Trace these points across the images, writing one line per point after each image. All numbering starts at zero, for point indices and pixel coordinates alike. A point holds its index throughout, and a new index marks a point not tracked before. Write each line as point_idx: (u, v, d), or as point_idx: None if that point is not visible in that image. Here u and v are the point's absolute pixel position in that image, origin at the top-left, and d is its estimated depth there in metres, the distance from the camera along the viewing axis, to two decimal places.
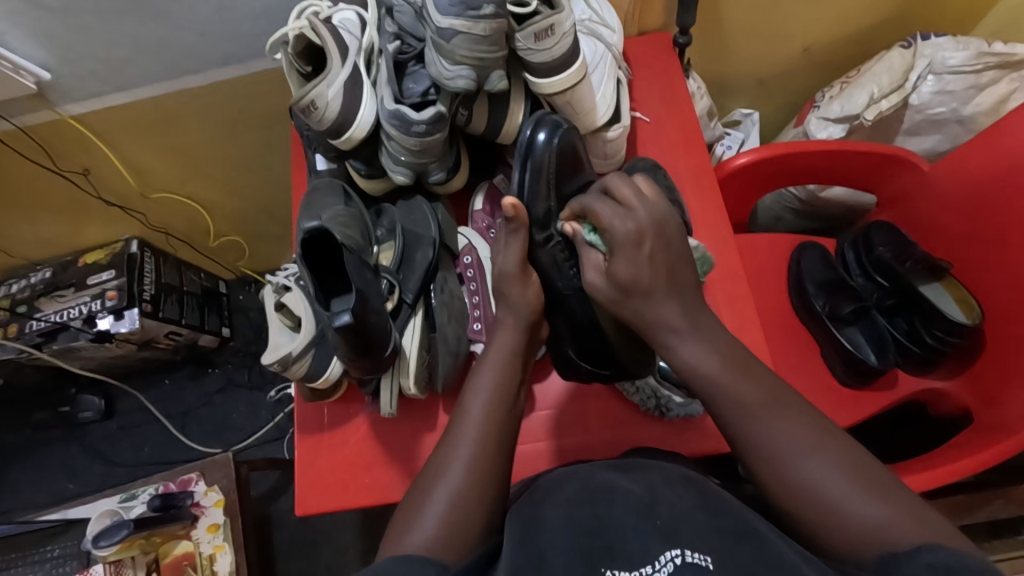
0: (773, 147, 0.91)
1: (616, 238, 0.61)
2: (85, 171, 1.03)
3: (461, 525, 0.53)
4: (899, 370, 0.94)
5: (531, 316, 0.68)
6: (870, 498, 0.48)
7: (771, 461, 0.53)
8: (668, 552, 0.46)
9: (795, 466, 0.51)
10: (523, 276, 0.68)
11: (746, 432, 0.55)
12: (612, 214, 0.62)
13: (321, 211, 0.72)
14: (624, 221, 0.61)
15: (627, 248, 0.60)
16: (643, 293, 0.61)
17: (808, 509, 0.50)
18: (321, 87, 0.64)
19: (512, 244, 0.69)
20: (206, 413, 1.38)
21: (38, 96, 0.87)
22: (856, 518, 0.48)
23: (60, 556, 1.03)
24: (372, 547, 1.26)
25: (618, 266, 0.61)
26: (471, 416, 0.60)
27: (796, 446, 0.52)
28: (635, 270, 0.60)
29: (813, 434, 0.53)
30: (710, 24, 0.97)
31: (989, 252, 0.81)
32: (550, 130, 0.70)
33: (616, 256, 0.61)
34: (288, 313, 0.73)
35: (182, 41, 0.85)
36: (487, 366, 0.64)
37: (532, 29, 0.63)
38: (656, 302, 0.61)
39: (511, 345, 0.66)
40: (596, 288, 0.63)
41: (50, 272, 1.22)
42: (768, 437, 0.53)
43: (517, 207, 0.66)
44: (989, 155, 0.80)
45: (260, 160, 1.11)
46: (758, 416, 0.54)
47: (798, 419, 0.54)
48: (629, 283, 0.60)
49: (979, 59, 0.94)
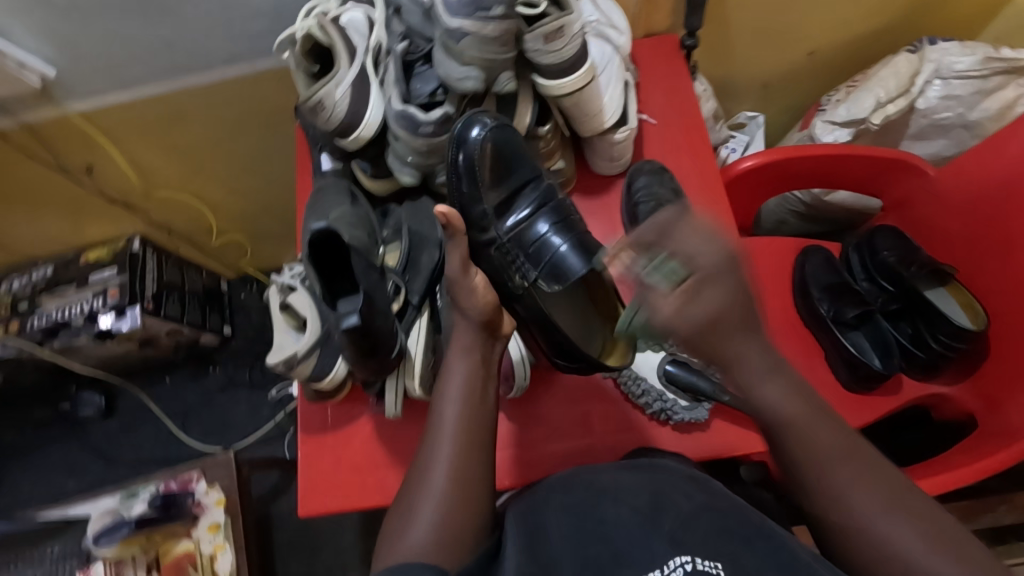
0: (779, 150, 0.90)
1: (704, 270, 0.54)
2: (88, 168, 1.03)
3: (451, 530, 0.53)
4: (904, 376, 0.93)
5: (483, 318, 0.62)
6: (940, 553, 0.50)
7: (838, 511, 0.54)
8: (679, 558, 0.47)
9: (870, 521, 0.52)
10: (468, 278, 0.62)
11: (821, 482, 0.55)
12: (697, 247, 0.54)
13: (328, 211, 0.72)
14: (711, 250, 0.54)
15: (711, 283, 0.54)
16: (726, 329, 0.55)
17: (884, 564, 0.51)
18: (329, 87, 0.64)
19: (453, 253, 0.62)
20: (207, 411, 1.38)
21: (42, 93, 0.87)
22: (930, 572, 0.49)
23: (60, 554, 1.02)
24: (372, 548, 1.26)
25: (703, 301, 0.53)
26: (444, 419, 0.59)
27: (868, 501, 0.53)
28: (723, 303, 0.54)
29: (883, 486, 0.54)
30: (716, 27, 0.97)
31: (993, 258, 0.81)
32: (489, 124, 0.68)
33: (702, 287, 0.54)
34: (292, 313, 0.73)
35: (188, 40, 0.85)
36: (452, 365, 0.62)
37: (542, 31, 0.62)
38: (737, 336, 0.56)
39: (468, 342, 0.63)
40: (666, 325, 0.55)
41: (52, 268, 1.20)
42: (845, 492, 0.54)
43: (450, 215, 0.60)
44: (996, 160, 0.79)
45: (264, 159, 1.10)
46: (837, 466, 0.55)
47: (869, 473, 0.54)
48: (716, 317, 0.54)
49: (985, 64, 0.94)
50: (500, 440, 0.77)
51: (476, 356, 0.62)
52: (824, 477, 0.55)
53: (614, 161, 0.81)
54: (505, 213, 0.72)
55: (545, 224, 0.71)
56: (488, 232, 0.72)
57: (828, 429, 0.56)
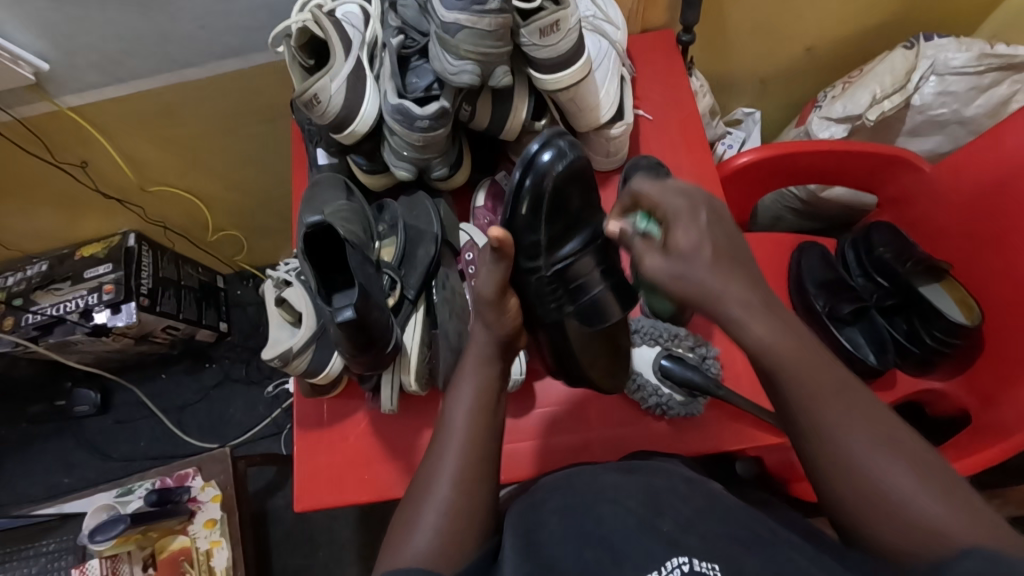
0: (774, 146, 0.90)
1: (669, 211, 0.53)
2: (83, 163, 1.03)
3: (452, 537, 0.52)
4: (898, 370, 0.94)
5: (506, 335, 0.62)
6: (934, 498, 0.47)
7: (824, 455, 0.50)
8: (675, 559, 0.47)
9: (855, 457, 0.49)
10: (501, 303, 0.61)
11: (810, 427, 0.51)
12: (662, 191, 0.54)
13: (323, 206, 0.72)
14: (674, 195, 0.53)
15: (683, 218, 0.52)
16: (706, 263, 0.51)
17: (870, 506, 0.48)
18: (324, 80, 0.64)
19: (492, 273, 0.59)
20: (203, 408, 1.38)
21: (35, 86, 0.87)
22: (917, 513, 0.46)
23: (56, 550, 1.04)
24: (369, 544, 1.26)
25: (676, 236, 0.51)
26: (455, 424, 0.58)
27: (852, 441, 0.50)
28: (696, 238, 0.51)
29: (872, 427, 0.50)
30: (713, 22, 0.97)
31: (990, 254, 0.81)
32: (556, 153, 0.63)
33: (673, 228, 0.52)
34: (288, 308, 0.73)
35: (183, 33, 0.84)
36: (466, 373, 0.61)
37: (538, 25, 0.63)
38: (717, 272, 0.51)
39: (484, 350, 0.62)
40: (653, 272, 0.53)
41: (47, 264, 1.20)
42: (827, 433, 0.50)
43: (505, 240, 0.56)
44: (991, 157, 0.80)
45: (261, 154, 1.10)
46: (822, 403, 0.51)
47: (858, 411, 0.51)
48: (692, 253, 0.51)
49: (980, 60, 0.94)
50: (513, 435, 0.78)
51: (490, 370, 0.61)
52: (813, 414, 0.51)
53: (610, 157, 0.81)
54: (558, 247, 0.65)
55: (590, 265, 0.67)
56: (534, 261, 0.65)
57: (819, 384, 0.51)
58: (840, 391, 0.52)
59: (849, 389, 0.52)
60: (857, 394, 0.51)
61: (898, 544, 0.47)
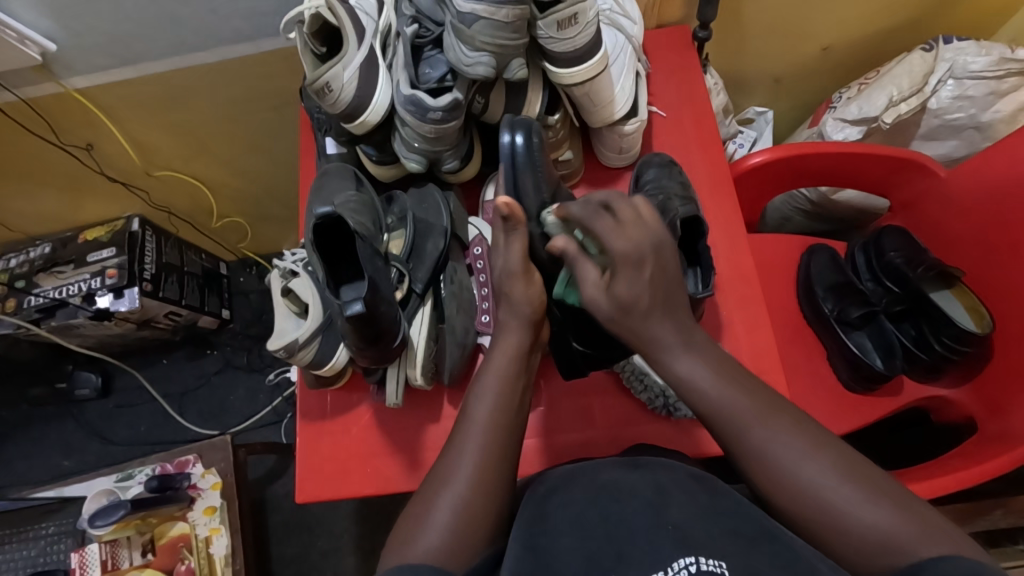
0: (787, 146, 0.89)
1: (617, 258, 0.55)
2: (88, 145, 1.02)
3: (464, 537, 0.51)
4: (904, 377, 0.93)
5: (534, 315, 0.64)
6: (878, 504, 0.48)
7: (764, 464, 0.52)
8: (682, 559, 0.45)
9: (797, 471, 0.50)
10: (526, 274, 0.63)
11: (748, 446, 0.53)
12: (614, 235, 0.55)
13: (333, 197, 0.71)
14: (626, 241, 0.55)
15: (627, 269, 0.55)
16: (641, 312, 0.57)
17: (820, 520, 0.49)
18: (336, 69, 0.63)
19: (513, 244, 0.63)
20: (204, 394, 1.37)
21: (43, 68, 0.86)
22: (853, 524, 0.47)
23: (54, 534, 1.04)
24: (367, 535, 1.26)
25: (618, 287, 0.56)
26: (476, 421, 0.57)
27: (793, 455, 0.51)
28: (635, 291, 0.56)
29: (803, 438, 0.52)
30: (729, 17, 0.96)
31: (1004, 261, 0.80)
32: (525, 131, 0.64)
33: (617, 277, 0.56)
34: (294, 299, 0.73)
35: (193, 17, 0.83)
36: (491, 368, 0.61)
37: (555, 18, 0.61)
38: (651, 321, 0.57)
39: (515, 347, 0.62)
40: (595, 306, 0.59)
41: (50, 247, 1.20)
42: (767, 446, 0.52)
43: (512, 205, 0.60)
44: (1011, 159, 0.78)
45: (267, 141, 1.09)
46: (758, 426, 0.53)
47: (799, 430, 0.52)
48: (628, 303, 0.56)
49: (1000, 65, 0.92)
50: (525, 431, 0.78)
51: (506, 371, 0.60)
52: (752, 436, 0.53)
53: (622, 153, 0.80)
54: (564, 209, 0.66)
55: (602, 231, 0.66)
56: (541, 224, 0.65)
57: (759, 406, 0.54)
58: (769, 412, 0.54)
59: (781, 397, 0.54)
60: (796, 401, 0.54)
61: (840, 550, 0.48)
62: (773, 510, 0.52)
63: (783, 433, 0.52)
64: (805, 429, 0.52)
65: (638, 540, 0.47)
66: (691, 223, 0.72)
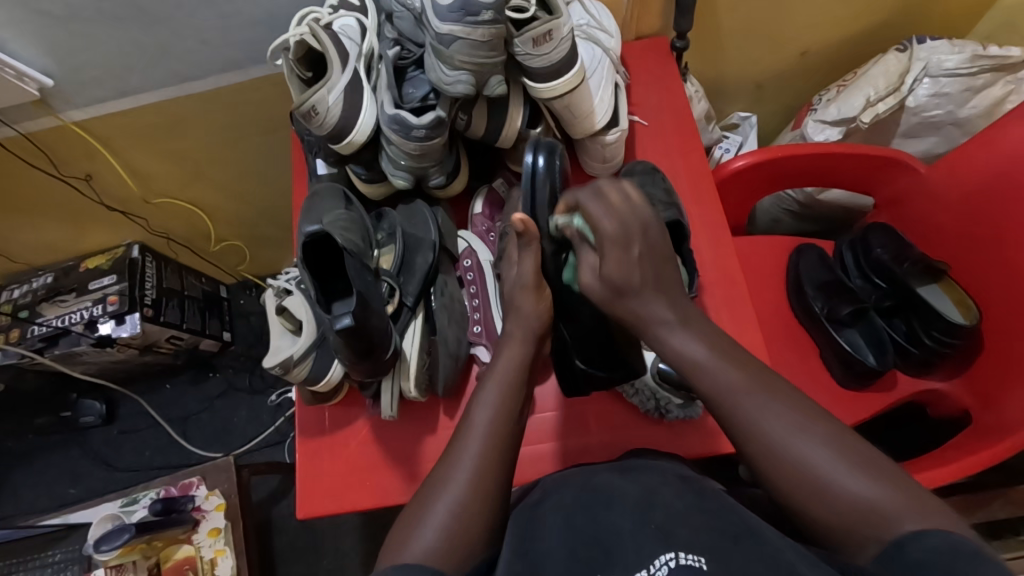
0: (770, 149, 0.91)
1: (606, 238, 0.57)
2: (87, 176, 1.04)
3: (462, 535, 0.52)
4: (897, 371, 0.94)
5: (540, 327, 0.66)
6: (865, 479, 0.48)
7: (757, 438, 0.53)
8: (663, 555, 0.46)
9: (786, 439, 0.51)
10: (537, 288, 0.66)
11: (741, 415, 0.54)
12: (603, 213, 0.56)
13: (322, 215, 0.73)
14: (616, 220, 0.56)
15: (616, 247, 0.57)
16: (633, 291, 0.58)
17: (806, 489, 0.50)
18: (321, 92, 0.65)
19: (526, 258, 0.66)
20: (207, 417, 1.38)
21: (41, 102, 0.88)
22: (843, 496, 0.48)
23: (62, 560, 1.04)
24: (373, 551, 1.26)
25: (608, 266, 0.57)
26: (476, 425, 0.59)
27: (784, 427, 0.52)
28: (626, 269, 0.57)
29: (794, 412, 0.53)
30: (707, 27, 0.98)
31: (987, 251, 0.81)
32: (547, 153, 0.64)
33: (606, 253, 0.57)
34: (288, 317, 0.74)
35: (184, 48, 0.86)
36: (493, 378, 0.63)
37: (530, 35, 0.64)
38: (645, 298, 0.59)
39: (520, 358, 0.64)
40: (590, 288, 0.61)
41: (52, 277, 1.22)
42: (760, 421, 0.53)
43: (527, 222, 0.62)
44: (990, 153, 0.80)
45: (261, 165, 1.11)
46: (747, 397, 0.54)
47: (789, 404, 0.53)
48: (620, 284, 0.58)
49: (973, 62, 0.94)
50: (526, 439, 0.78)
51: (506, 382, 0.62)
52: (742, 410, 0.54)
53: (606, 163, 0.82)
54: None
55: None
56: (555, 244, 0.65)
57: (747, 380, 0.55)
58: (761, 386, 0.55)
59: (770, 385, 0.55)
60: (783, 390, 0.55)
61: (826, 522, 0.49)
62: (764, 481, 0.53)
63: (773, 408, 0.53)
64: (798, 405, 0.53)
65: (626, 539, 0.48)
66: (675, 227, 0.73)
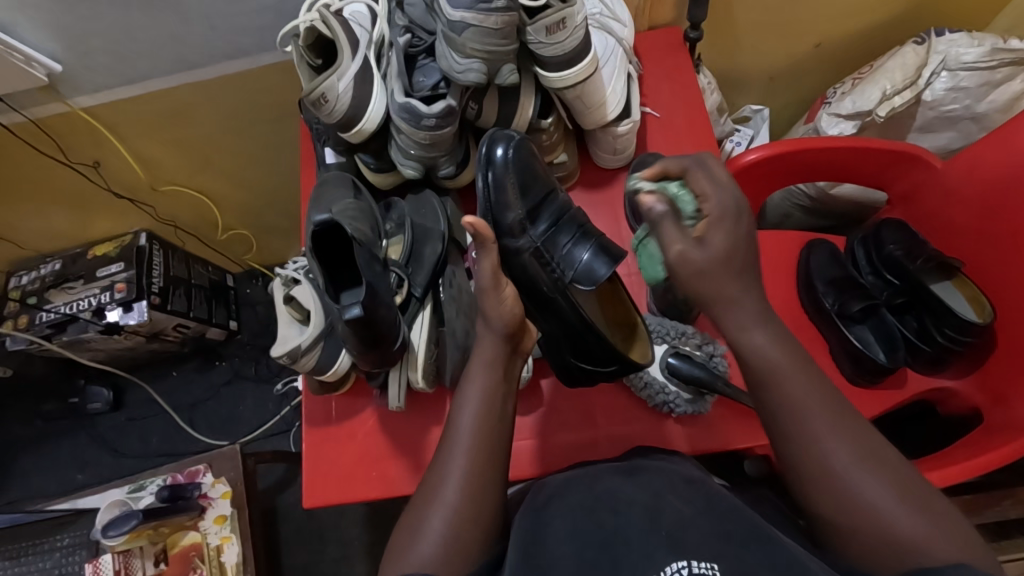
0: (783, 142, 0.90)
1: (713, 209, 0.49)
2: (95, 163, 1.04)
3: (458, 546, 0.52)
4: (909, 369, 0.93)
5: (507, 330, 0.60)
6: (912, 512, 0.48)
7: (813, 463, 0.51)
8: (675, 563, 0.46)
9: (840, 466, 0.50)
10: (497, 287, 0.59)
11: (798, 434, 0.51)
12: (710, 182, 0.50)
13: (332, 204, 0.72)
14: (722, 191, 0.50)
15: (726, 219, 0.49)
16: (733, 270, 0.50)
17: (849, 518, 0.49)
18: (331, 79, 0.64)
19: (484, 260, 0.59)
20: (214, 405, 1.39)
21: (49, 88, 0.88)
22: (889, 527, 0.48)
23: (70, 545, 1.05)
24: (378, 541, 1.27)
25: (712, 238, 0.49)
26: (461, 430, 0.57)
27: (839, 454, 0.50)
28: (732, 243, 0.49)
29: (852, 440, 0.51)
30: (721, 18, 0.97)
31: (1007, 253, 0.80)
32: (505, 143, 0.70)
33: (713, 225, 0.49)
34: (297, 306, 0.74)
35: (193, 35, 0.85)
36: (471, 380, 0.60)
37: (544, 22, 0.62)
38: (740, 281, 0.50)
39: (488, 359, 0.60)
40: (683, 263, 0.50)
41: (60, 263, 1.22)
42: (819, 445, 0.51)
43: (476, 224, 0.56)
44: (1007, 152, 0.78)
45: (270, 154, 1.11)
46: (815, 417, 0.51)
47: (844, 428, 0.51)
48: (726, 256, 0.49)
49: (993, 55, 0.93)
50: (519, 432, 0.78)
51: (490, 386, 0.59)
52: (805, 428, 0.51)
53: (617, 154, 0.81)
54: (537, 219, 0.70)
55: (565, 239, 0.70)
56: (522, 236, 0.69)
57: (816, 395, 0.52)
58: (823, 403, 0.52)
59: (834, 399, 0.52)
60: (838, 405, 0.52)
61: (868, 552, 0.49)
62: (805, 502, 0.52)
63: (836, 433, 0.51)
64: (854, 427, 0.51)
65: (633, 547, 0.48)
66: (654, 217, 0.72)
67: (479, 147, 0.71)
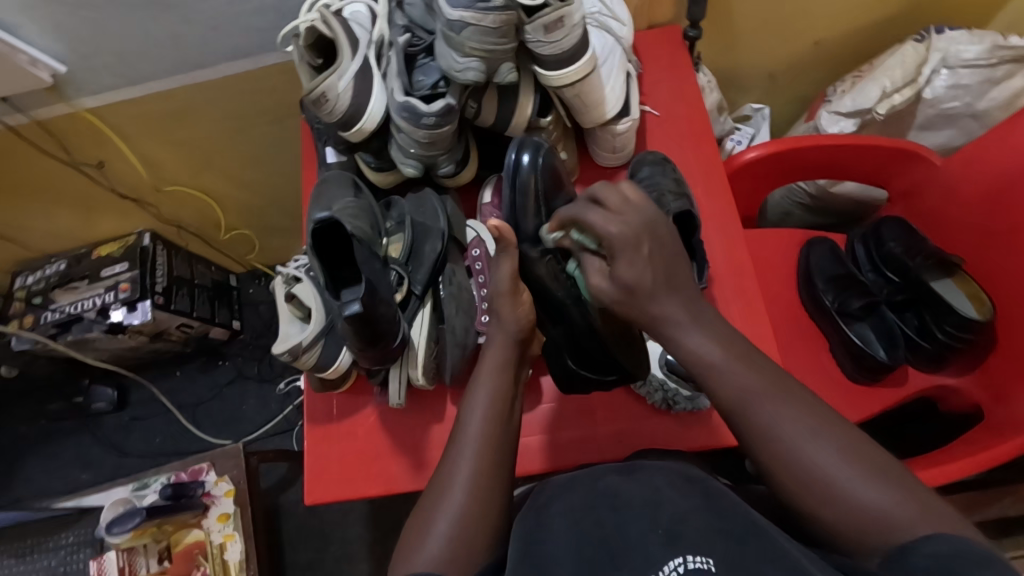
0: (782, 140, 0.90)
1: (614, 243, 0.56)
2: (99, 164, 1.05)
3: (465, 546, 0.52)
4: (909, 366, 0.93)
5: (520, 333, 0.65)
6: (878, 485, 0.48)
7: (772, 446, 0.51)
8: (673, 560, 0.46)
9: (799, 447, 0.50)
10: (514, 293, 0.66)
11: (755, 422, 0.53)
12: (606, 220, 0.57)
13: (332, 202, 0.73)
14: (619, 225, 0.56)
15: (626, 250, 0.56)
16: (646, 293, 0.57)
17: (816, 496, 0.49)
18: (331, 79, 0.65)
19: (502, 263, 0.66)
20: (217, 404, 1.39)
21: (53, 89, 0.89)
22: (857, 502, 0.48)
23: (74, 543, 1.05)
24: (381, 540, 1.27)
25: (619, 269, 0.56)
26: (469, 433, 0.58)
27: (796, 432, 0.51)
28: (638, 273, 0.56)
29: (809, 417, 0.51)
30: (720, 16, 0.97)
31: (1007, 250, 0.80)
32: (533, 150, 0.70)
33: (617, 260, 0.56)
34: (297, 304, 0.75)
35: (195, 36, 0.86)
36: (481, 383, 0.62)
37: (543, 21, 0.62)
38: (658, 298, 0.57)
39: (500, 362, 0.64)
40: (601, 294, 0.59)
41: (65, 264, 1.23)
42: (777, 426, 0.52)
43: (501, 228, 0.64)
44: (1008, 149, 0.78)
45: (272, 154, 1.11)
46: (766, 401, 0.53)
47: (807, 411, 0.52)
48: (634, 286, 0.56)
49: (994, 52, 0.92)
50: (522, 430, 0.79)
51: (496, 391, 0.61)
52: (758, 414, 0.52)
53: (616, 153, 0.81)
54: None
55: None
56: (541, 246, 0.70)
57: (765, 382, 0.53)
58: (775, 388, 0.53)
59: (788, 385, 0.54)
60: (796, 389, 0.53)
61: (843, 532, 0.48)
62: (774, 486, 0.52)
63: (790, 412, 0.52)
64: (813, 408, 0.52)
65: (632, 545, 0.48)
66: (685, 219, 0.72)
67: (508, 151, 0.71)
